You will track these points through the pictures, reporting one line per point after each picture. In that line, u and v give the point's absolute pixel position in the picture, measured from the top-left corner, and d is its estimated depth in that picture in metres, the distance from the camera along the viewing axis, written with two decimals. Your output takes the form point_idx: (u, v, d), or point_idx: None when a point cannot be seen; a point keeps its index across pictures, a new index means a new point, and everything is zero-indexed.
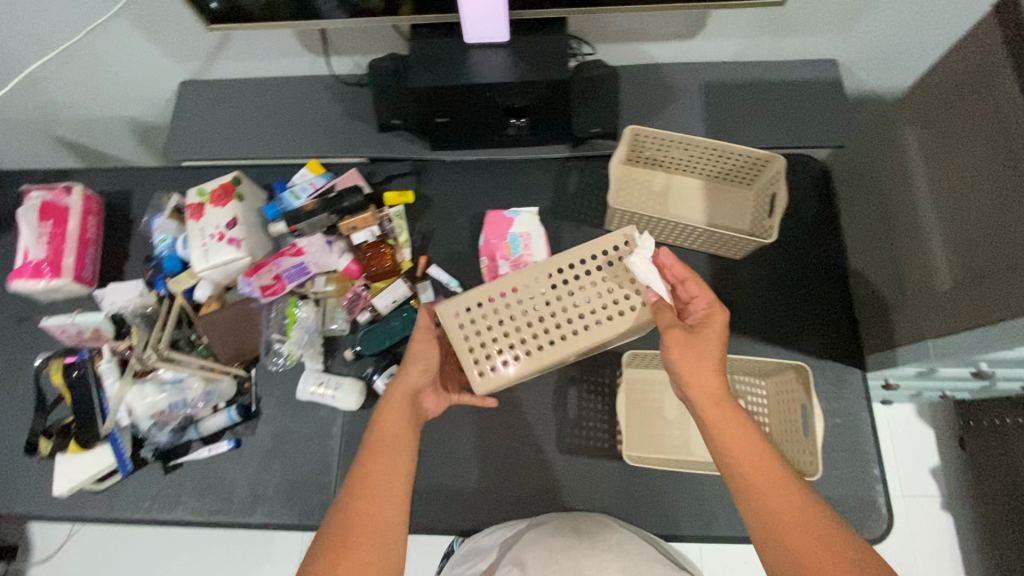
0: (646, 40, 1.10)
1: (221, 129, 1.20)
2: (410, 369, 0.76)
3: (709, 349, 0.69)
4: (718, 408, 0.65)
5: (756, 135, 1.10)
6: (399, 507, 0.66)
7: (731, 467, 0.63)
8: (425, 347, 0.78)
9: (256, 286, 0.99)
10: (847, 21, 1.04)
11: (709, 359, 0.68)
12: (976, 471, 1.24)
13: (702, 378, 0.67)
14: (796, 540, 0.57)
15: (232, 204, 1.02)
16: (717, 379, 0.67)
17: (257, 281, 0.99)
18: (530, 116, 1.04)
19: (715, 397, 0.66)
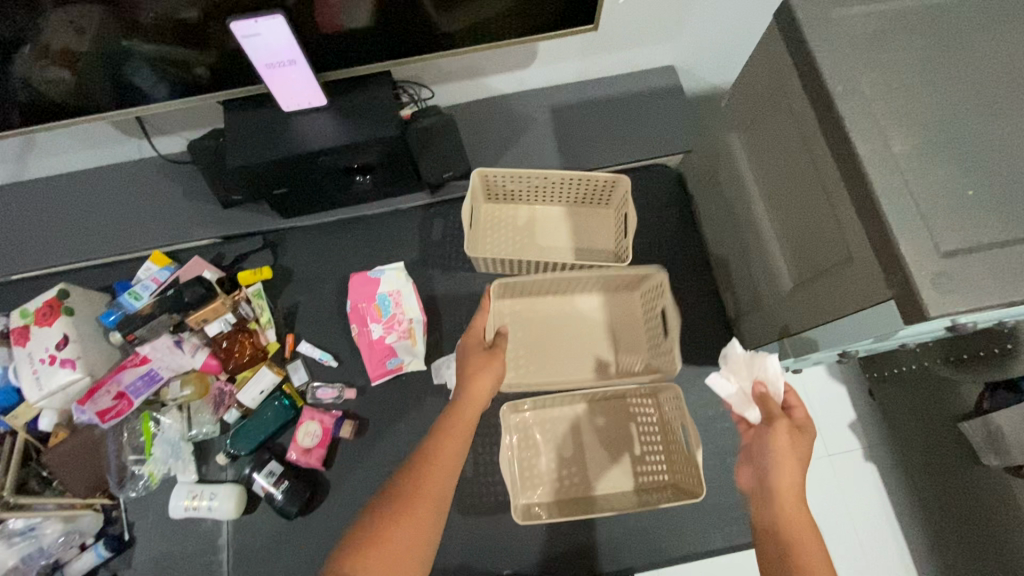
0: (482, 75, 1.08)
1: (49, 234, 1.09)
2: (484, 382, 0.80)
3: (801, 451, 0.69)
4: (792, 501, 0.65)
5: (608, 154, 1.11)
6: (448, 488, 0.68)
7: (778, 540, 0.63)
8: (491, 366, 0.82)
9: (93, 412, 0.90)
10: (669, 32, 1.06)
11: (802, 463, 0.67)
12: (887, 420, 1.16)
13: (788, 477, 0.66)
14: None
15: (60, 321, 0.92)
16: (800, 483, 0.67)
17: (93, 407, 0.90)
18: (374, 172, 1.01)
19: (794, 494, 0.65)
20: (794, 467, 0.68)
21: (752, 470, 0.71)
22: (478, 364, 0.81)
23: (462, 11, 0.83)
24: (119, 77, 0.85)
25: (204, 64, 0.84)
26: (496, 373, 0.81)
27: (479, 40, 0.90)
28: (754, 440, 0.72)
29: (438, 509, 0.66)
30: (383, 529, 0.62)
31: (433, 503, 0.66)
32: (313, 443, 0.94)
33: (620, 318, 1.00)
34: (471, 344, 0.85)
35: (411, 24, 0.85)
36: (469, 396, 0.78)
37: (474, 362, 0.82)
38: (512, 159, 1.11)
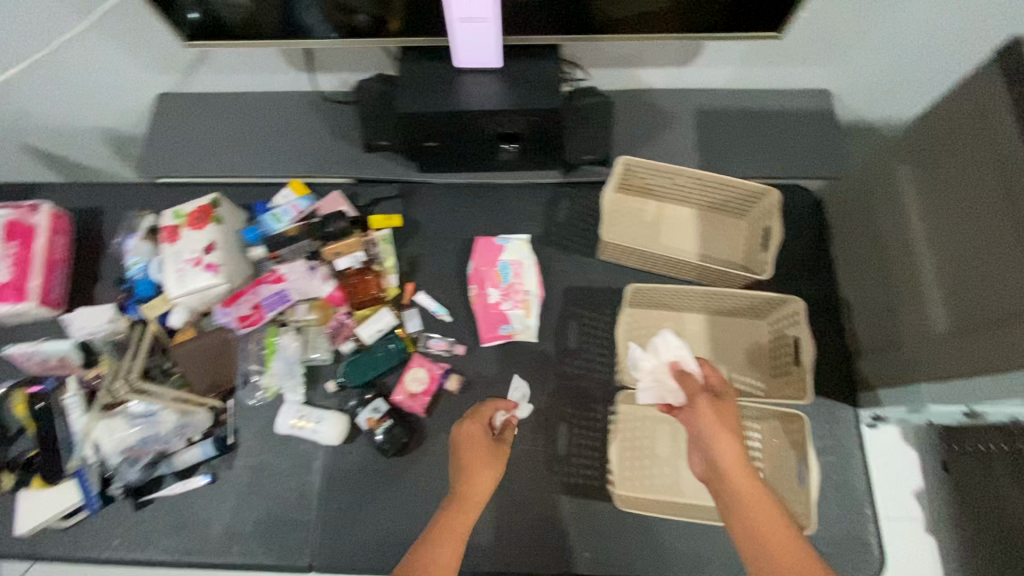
0: (638, 65, 1.08)
1: (201, 145, 1.15)
2: (485, 479, 0.77)
3: (726, 419, 0.71)
4: (739, 474, 0.66)
5: (748, 166, 1.09)
6: None
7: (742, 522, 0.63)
8: (479, 452, 0.79)
9: (234, 316, 0.97)
10: (840, 53, 1.03)
11: (735, 433, 0.68)
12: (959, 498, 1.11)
13: (728, 453, 0.67)
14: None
15: (210, 228, 0.97)
16: (740, 453, 0.67)
17: (235, 311, 0.97)
18: (520, 142, 1.02)
19: (740, 468, 0.66)
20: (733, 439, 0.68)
21: (699, 456, 0.72)
22: (481, 457, 0.78)
23: None
24: (290, 13, 0.90)
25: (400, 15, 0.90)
26: (498, 470, 0.79)
27: (643, 30, 0.91)
28: (687, 426, 0.74)
29: None
30: None
31: None
32: (419, 390, 0.98)
33: (743, 334, 0.99)
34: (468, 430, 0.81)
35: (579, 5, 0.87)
36: (471, 496, 0.75)
37: (476, 454, 0.79)
38: (651, 152, 1.10)
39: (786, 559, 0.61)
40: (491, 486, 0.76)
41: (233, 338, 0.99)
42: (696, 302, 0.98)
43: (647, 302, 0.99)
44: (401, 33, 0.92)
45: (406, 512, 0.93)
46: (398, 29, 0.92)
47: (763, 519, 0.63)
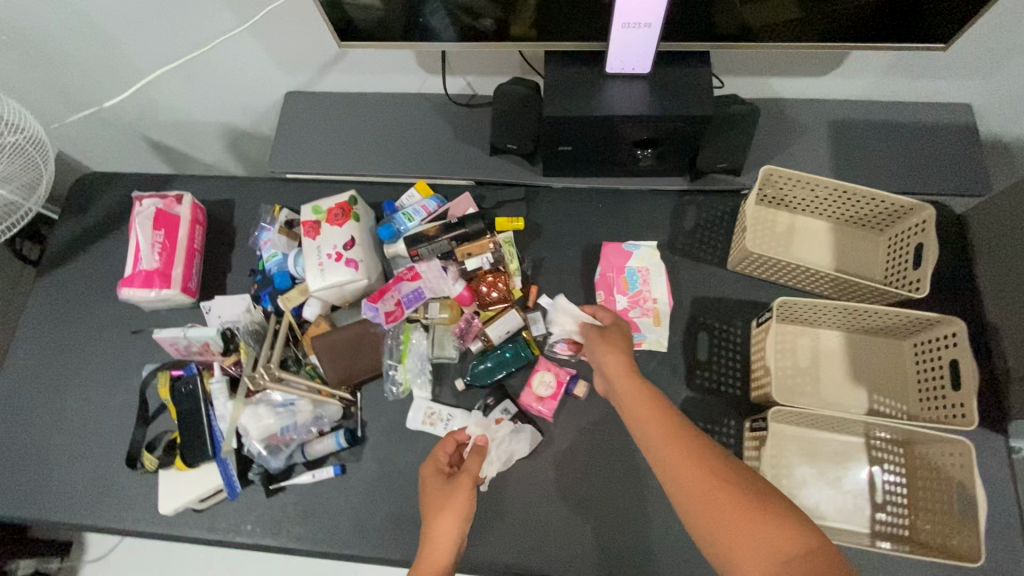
0: (775, 74, 1.06)
1: (329, 143, 1.18)
2: (448, 522, 0.73)
3: (613, 339, 0.86)
4: (620, 377, 0.79)
5: (884, 179, 1.06)
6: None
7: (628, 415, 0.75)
8: (436, 494, 0.76)
9: (381, 312, 0.97)
10: (991, 66, 1.00)
11: (618, 351, 0.83)
12: None
13: (613, 363, 0.82)
14: (663, 446, 0.69)
15: (350, 224, 1.00)
16: (622, 360, 0.82)
17: (381, 307, 0.97)
18: (656, 147, 1.01)
19: (622, 370, 0.80)
20: (618, 357, 0.83)
21: (601, 377, 0.86)
22: (439, 501, 0.75)
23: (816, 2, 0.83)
24: (419, 18, 0.92)
25: (524, 24, 0.91)
26: (461, 509, 0.74)
27: (771, 39, 0.90)
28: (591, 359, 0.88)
29: None
30: None
31: None
32: (547, 393, 0.97)
33: (884, 354, 0.96)
34: (428, 476, 0.79)
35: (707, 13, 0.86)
36: (437, 540, 0.72)
37: (432, 498, 0.76)
38: (781, 163, 1.08)
39: (660, 427, 0.71)
40: (455, 532, 0.72)
41: (372, 334, 0.99)
42: (837, 318, 0.95)
43: (785, 316, 0.97)
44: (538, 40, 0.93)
45: (534, 514, 0.93)
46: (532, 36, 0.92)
47: (636, 403, 0.75)
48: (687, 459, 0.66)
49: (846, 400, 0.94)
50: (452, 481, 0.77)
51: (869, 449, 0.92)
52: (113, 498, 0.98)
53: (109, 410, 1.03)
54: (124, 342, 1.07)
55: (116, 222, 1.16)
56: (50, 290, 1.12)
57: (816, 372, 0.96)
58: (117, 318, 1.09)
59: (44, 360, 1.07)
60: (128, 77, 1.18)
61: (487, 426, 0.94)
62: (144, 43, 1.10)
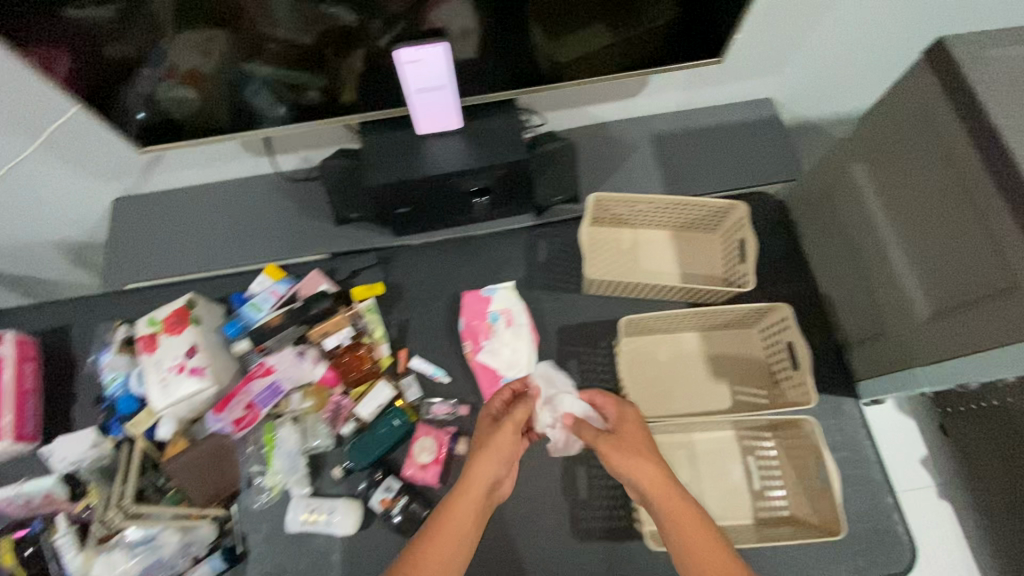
0: (592, 102, 1.11)
1: (166, 245, 1.12)
2: (490, 463, 0.73)
3: (635, 444, 0.75)
4: (664, 496, 0.69)
5: (711, 181, 1.13)
6: (462, 547, 0.67)
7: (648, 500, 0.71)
8: (489, 441, 0.76)
9: (228, 421, 0.93)
10: (777, 63, 1.09)
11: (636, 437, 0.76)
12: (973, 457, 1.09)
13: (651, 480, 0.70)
14: (681, 536, 0.66)
15: (190, 330, 0.94)
16: (637, 441, 0.76)
17: (228, 416, 0.93)
18: (491, 193, 1.03)
19: (661, 485, 0.70)
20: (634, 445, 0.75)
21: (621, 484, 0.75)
22: (490, 445, 0.75)
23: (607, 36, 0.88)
24: (239, 97, 0.91)
25: (350, 83, 0.90)
26: (499, 456, 0.74)
27: (575, 75, 0.95)
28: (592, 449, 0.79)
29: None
30: None
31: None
32: (430, 459, 0.94)
33: (737, 347, 1.01)
34: (482, 424, 0.82)
35: (511, 59, 0.90)
36: (472, 480, 0.72)
37: (482, 442, 0.77)
38: (617, 183, 1.12)
39: (676, 510, 0.68)
40: (491, 473, 0.73)
41: (229, 444, 0.93)
42: (688, 322, 0.99)
43: (641, 331, 1.01)
44: (357, 100, 0.93)
45: None
46: (354, 96, 0.92)
47: (648, 481, 0.70)
48: (703, 553, 0.64)
49: (712, 397, 0.98)
50: (501, 421, 0.79)
51: (740, 441, 0.96)
52: None
53: None
54: None
55: None
56: None
57: (681, 377, 1.00)
58: None
59: None
60: None
61: (552, 380, 0.89)
62: None
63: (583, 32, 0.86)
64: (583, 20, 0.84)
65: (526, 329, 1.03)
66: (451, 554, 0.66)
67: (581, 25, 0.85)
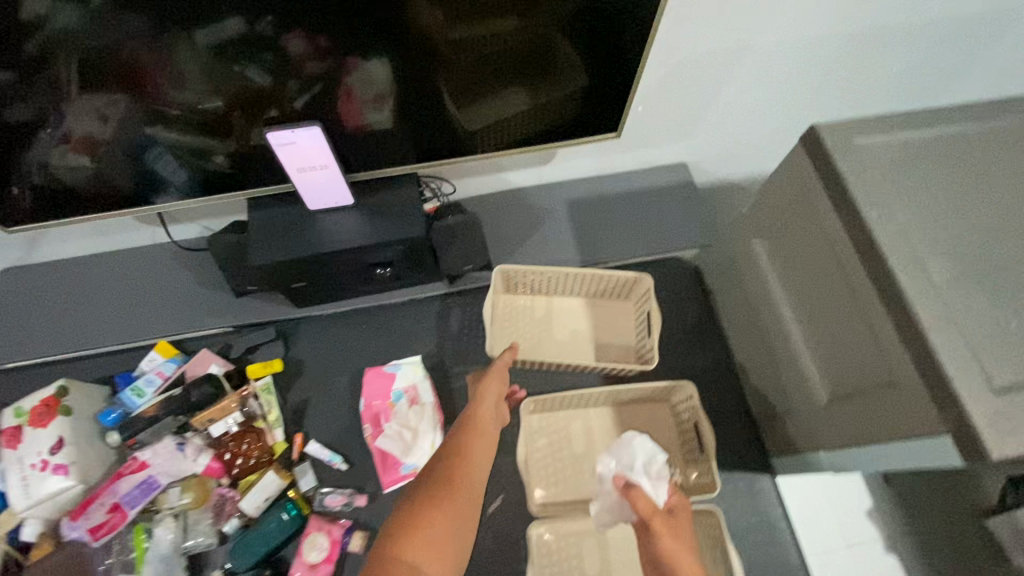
0: (503, 170, 1.09)
1: (51, 320, 1.05)
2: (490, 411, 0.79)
3: (685, 538, 0.71)
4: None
5: (627, 246, 1.11)
6: (483, 470, 0.69)
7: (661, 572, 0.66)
8: (490, 384, 0.84)
9: (85, 529, 0.85)
10: (687, 131, 1.09)
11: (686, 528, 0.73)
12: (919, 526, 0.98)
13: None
14: None
15: (57, 422, 0.87)
16: (684, 528, 0.73)
17: (85, 523, 0.85)
18: (394, 266, 0.99)
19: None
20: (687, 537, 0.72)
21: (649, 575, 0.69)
22: (490, 384, 0.84)
23: (505, 114, 0.87)
24: (139, 163, 0.85)
25: (258, 148, 0.85)
26: (497, 396, 0.82)
27: (478, 150, 0.94)
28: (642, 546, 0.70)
29: (471, 499, 0.64)
30: (429, 507, 0.60)
31: (470, 492, 0.64)
32: (320, 558, 0.88)
33: (650, 422, 0.97)
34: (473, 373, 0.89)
35: (407, 134, 0.88)
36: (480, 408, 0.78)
37: (484, 386, 0.83)
38: (530, 250, 1.10)
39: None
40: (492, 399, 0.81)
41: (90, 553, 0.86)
42: (599, 398, 0.96)
43: (550, 407, 0.98)
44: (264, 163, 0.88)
45: None
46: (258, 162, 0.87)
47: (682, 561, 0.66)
48: None
49: None
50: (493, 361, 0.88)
51: None
52: None
53: None
54: None
55: None
56: None
57: (592, 456, 0.96)
58: None
59: None
60: None
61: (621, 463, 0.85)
62: None
63: (478, 110, 0.85)
64: (497, 81, 0.80)
65: (432, 408, 0.99)
66: (477, 472, 0.68)
67: (495, 88, 0.81)
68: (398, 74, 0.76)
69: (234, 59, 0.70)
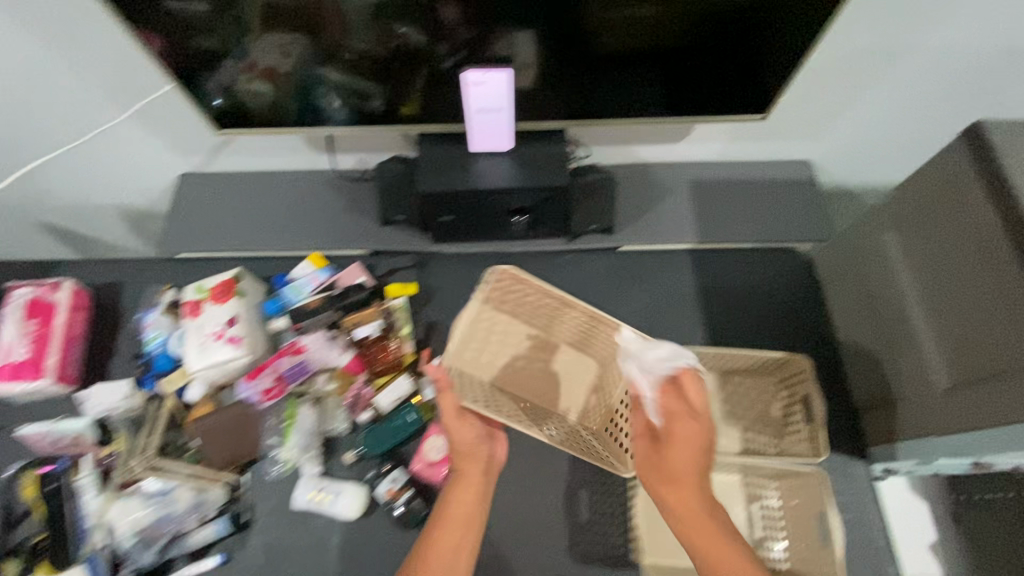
0: (637, 141, 1.17)
1: (221, 221, 1.20)
2: (467, 498, 0.80)
3: (690, 447, 0.72)
4: (698, 523, 0.68)
5: (747, 228, 1.15)
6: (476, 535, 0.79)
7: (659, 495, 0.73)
8: (464, 428, 0.87)
9: (257, 391, 0.98)
10: (820, 127, 1.14)
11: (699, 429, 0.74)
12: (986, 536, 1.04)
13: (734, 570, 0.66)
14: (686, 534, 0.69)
15: (233, 301, 1.00)
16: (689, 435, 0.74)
17: (258, 385, 0.98)
18: (530, 214, 1.08)
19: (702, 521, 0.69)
20: (691, 435, 0.74)
21: None
22: (467, 431, 0.87)
23: (663, 85, 0.95)
24: (307, 97, 0.98)
25: (413, 97, 0.96)
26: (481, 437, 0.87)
27: (628, 117, 1.01)
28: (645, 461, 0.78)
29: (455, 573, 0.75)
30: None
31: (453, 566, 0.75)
32: (438, 458, 0.97)
33: (755, 392, 1.02)
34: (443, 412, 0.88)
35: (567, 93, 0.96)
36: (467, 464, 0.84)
37: (457, 429, 0.86)
38: (651, 219, 1.16)
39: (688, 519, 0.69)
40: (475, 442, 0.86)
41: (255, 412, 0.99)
42: (706, 361, 1.01)
43: None
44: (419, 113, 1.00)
45: None
46: (416, 109, 0.99)
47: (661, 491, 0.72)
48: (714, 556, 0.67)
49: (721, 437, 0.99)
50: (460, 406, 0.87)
51: (744, 486, 0.96)
52: None
53: None
54: None
55: None
56: None
57: None
58: None
59: None
60: (14, 161, 1.19)
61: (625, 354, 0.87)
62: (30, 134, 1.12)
63: (640, 79, 0.93)
64: (672, 49, 0.88)
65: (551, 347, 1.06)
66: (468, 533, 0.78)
67: (667, 57, 0.90)
68: (550, 38, 0.85)
69: (392, 16, 0.82)
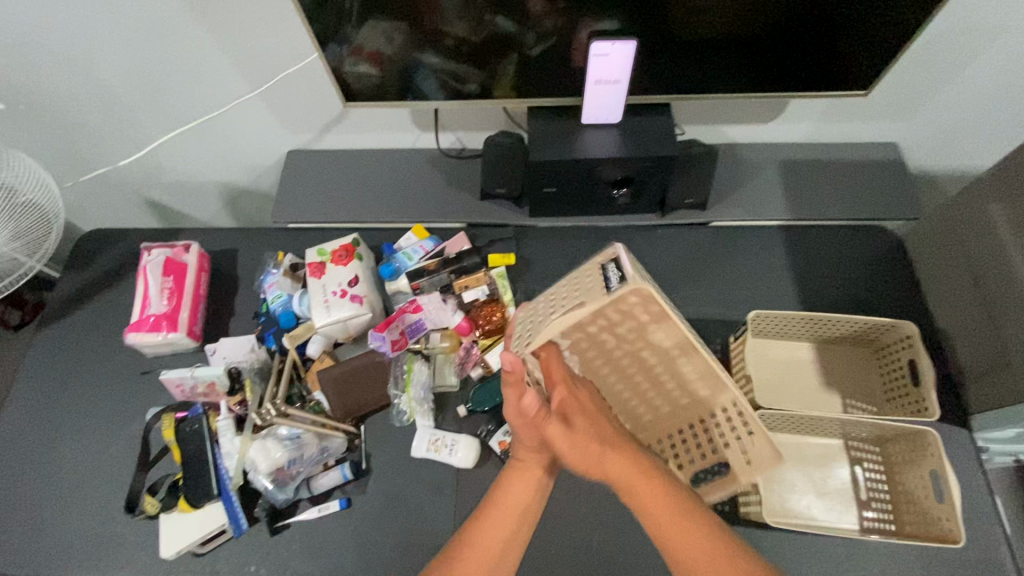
0: (728, 121, 1.21)
1: (328, 192, 1.26)
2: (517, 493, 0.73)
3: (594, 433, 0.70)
4: (649, 495, 0.69)
5: (837, 205, 1.18)
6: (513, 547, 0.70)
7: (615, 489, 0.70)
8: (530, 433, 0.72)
9: (388, 341, 1.02)
10: (911, 108, 1.17)
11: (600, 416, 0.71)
12: None
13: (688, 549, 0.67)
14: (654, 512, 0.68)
15: (354, 263, 1.07)
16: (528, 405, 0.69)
17: (388, 336, 1.02)
18: (631, 186, 1.13)
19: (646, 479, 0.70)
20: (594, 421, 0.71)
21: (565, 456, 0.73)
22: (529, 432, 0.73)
23: (769, 61, 0.99)
24: (410, 81, 1.03)
25: (506, 84, 1.03)
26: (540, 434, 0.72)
27: (732, 93, 1.06)
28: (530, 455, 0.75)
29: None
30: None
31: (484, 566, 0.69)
32: None
33: (854, 361, 1.04)
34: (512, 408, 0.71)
35: (678, 67, 1.00)
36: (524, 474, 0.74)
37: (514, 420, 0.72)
38: (742, 196, 1.20)
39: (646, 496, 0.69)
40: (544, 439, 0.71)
41: (386, 363, 1.03)
42: (805, 330, 1.03)
43: (765, 331, 1.05)
44: (515, 95, 1.05)
45: (541, 530, 0.96)
46: (510, 95, 1.06)
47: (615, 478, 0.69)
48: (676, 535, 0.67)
49: (822, 403, 1.01)
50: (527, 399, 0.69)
51: (846, 450, 0.98)
52: (110, 544, 0.97)
53: (108, 459, 1.02)
54: (129, 387, 1.08)
55: (125, 272, 1.19)
56: (52, 339, 1.13)
57: (793, 379, 1.03)
58: (120, 362, 1.10)
59: (45, 406, 1.07)
60: (140, 136, 1.27)
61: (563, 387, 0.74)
62: (158, 108, 1.20)
63: (748, 55, 0.98)
64: (783, 25, 0.93)
65: None
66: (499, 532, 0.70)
67: (778, 31, 0.94)
68: (634, 19, 0.91)
69: (489, 9, 0.89)
